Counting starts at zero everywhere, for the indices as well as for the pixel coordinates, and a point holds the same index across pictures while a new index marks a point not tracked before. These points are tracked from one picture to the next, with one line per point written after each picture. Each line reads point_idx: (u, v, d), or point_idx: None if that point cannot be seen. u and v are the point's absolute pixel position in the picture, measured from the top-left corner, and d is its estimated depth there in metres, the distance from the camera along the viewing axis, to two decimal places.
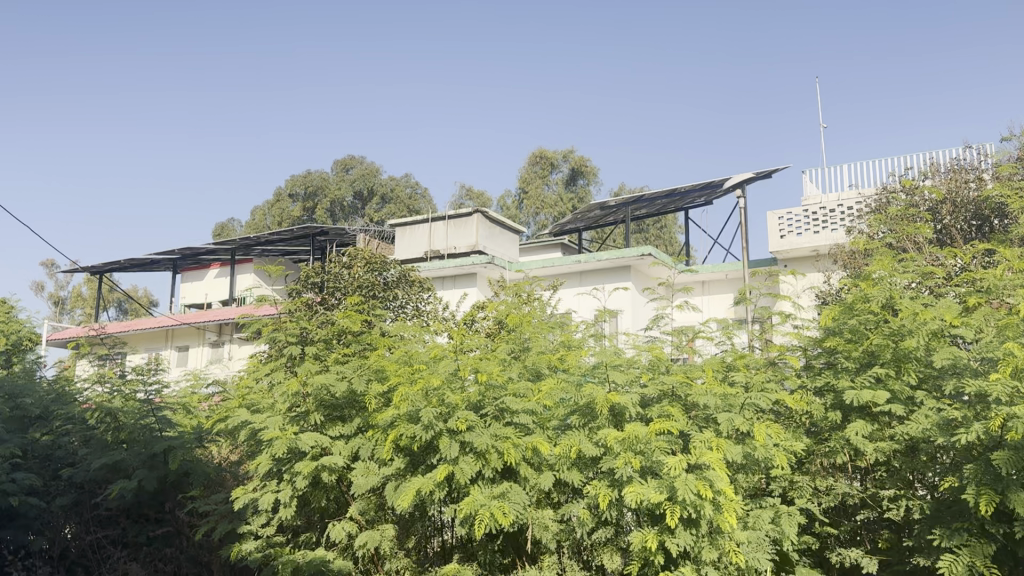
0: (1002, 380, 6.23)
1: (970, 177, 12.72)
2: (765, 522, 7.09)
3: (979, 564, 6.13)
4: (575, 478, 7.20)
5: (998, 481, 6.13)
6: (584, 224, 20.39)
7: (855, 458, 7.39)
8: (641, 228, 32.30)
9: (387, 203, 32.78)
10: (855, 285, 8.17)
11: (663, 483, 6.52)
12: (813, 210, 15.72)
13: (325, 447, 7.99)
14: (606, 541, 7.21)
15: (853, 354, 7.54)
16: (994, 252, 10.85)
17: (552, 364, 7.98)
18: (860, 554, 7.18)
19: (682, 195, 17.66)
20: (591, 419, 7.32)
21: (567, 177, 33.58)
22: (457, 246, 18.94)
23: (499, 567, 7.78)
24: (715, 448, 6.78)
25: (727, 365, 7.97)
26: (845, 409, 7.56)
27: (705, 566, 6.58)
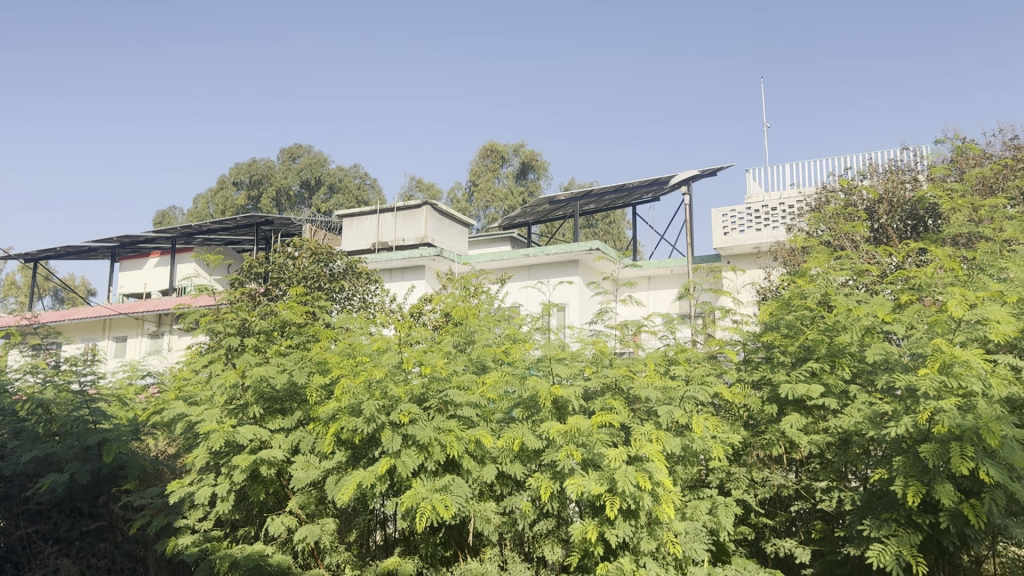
0: (931, 375, 6.39)
1: (905, 178, 13.09)
2: (703, 513, 7.20)
3: (906, 554, 6.31)
4: (518, 471, 7.26)
5: (926, 473, 6.31)
6: (533, 218, 20.44)
7: (791, 451, 7.58)
8: (590, 223, 32.55)
9: (335, 192, 32.40)
10: (792, 281, 8.39)
11: (604, 475, 6.57)
12: (755, 208, 16.01)
13: (265, 440, 7.87)
14: (547, 533, 7.28)
15: (790, 348, 7.77)
16: (926, 251, 11.19)
17: (497, 357, 7.96)
18: (794, 544, 7.36)
19: (629, 191, 17.79)
20: (535, 412, 7.32)
21: (517, 171, 33.65)
22: (405, 238, 18.82)
23: (440, 560, 7.74)
24: (654, 440, 6.84)
25: (669, 359, 8.11)
26: (781, 402, 7.80)
27: (644, 557, 6.65)
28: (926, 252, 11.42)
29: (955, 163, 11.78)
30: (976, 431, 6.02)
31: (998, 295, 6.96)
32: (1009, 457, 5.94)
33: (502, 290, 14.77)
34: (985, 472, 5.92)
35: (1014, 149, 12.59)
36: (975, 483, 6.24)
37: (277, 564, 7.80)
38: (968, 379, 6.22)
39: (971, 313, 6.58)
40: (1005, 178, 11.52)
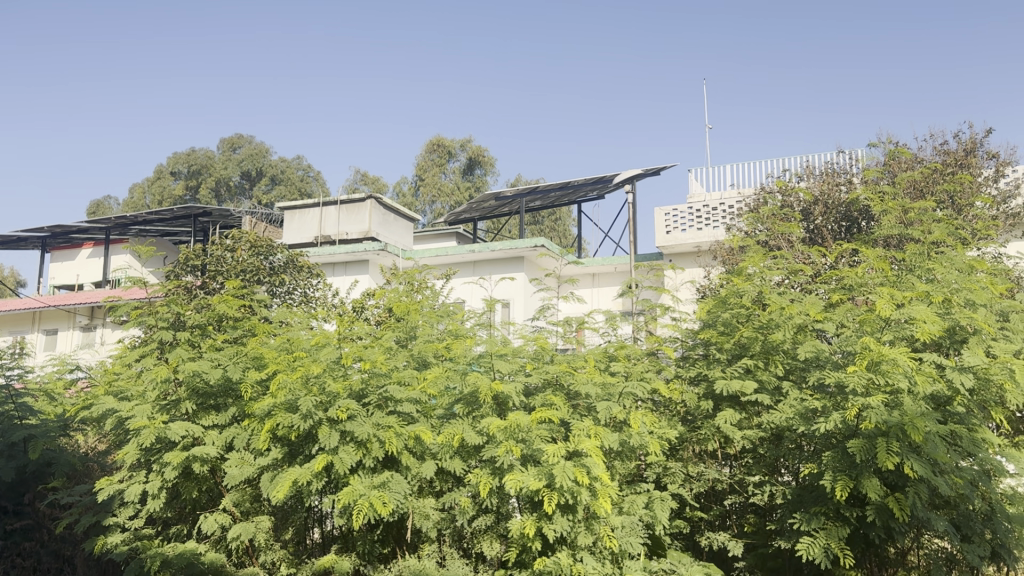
0: (859, 372, 6.56)
1: (840, 180, 13.42)
2: (639, 507, 7.28)
3: (834, 547, 6.47)
4: (457, 467, 7.16)
5: (854, 468, 6.48)
6: (479, 214, 20.39)
7: (725, 446, 7.80)
8: (536, 220, 32.66)
9: (277, 184, 31.89)
10: (729, 279, 8.51)
11: (542, 471, 6.59)
12: (697, 207, 16.26)
13: (198, 436, 7.72)
14: (486, 529, 7.21)
15: (726, 346, 7.92)
16: (858, 252, 11.53)
17: (438, 352, 7.90)
18: (727, 537, 7.50)
19: (575, 188, 17.91)
20: (476, 408, 7.31)
21: (464, 166, 33.61)
22: (349, 232, 18.62)
23: (378, 557, 7.68)
24: (593, 436, 6.90)
25: (609, 356, 8.16)
26: (716, 398, 7.94)
27: (580, 551, 6.68)
28: (856, 253, 11.74)
29: (887, 167, 12.13)
30: (901, 427, 6.20)
31: (924, 294, 7.17)
32: (933, 452, 6.11)
33: (446, 286, 14.76)
34: (909, 467, 6.07)
35: (943, 154, 13.01)
36: (900, 477, 6.42)
37: (211, 562, 7.66)
38: (894, 377, 6.39)
39: (898, 313, 6.77)
40: (934, 181, 11.90)
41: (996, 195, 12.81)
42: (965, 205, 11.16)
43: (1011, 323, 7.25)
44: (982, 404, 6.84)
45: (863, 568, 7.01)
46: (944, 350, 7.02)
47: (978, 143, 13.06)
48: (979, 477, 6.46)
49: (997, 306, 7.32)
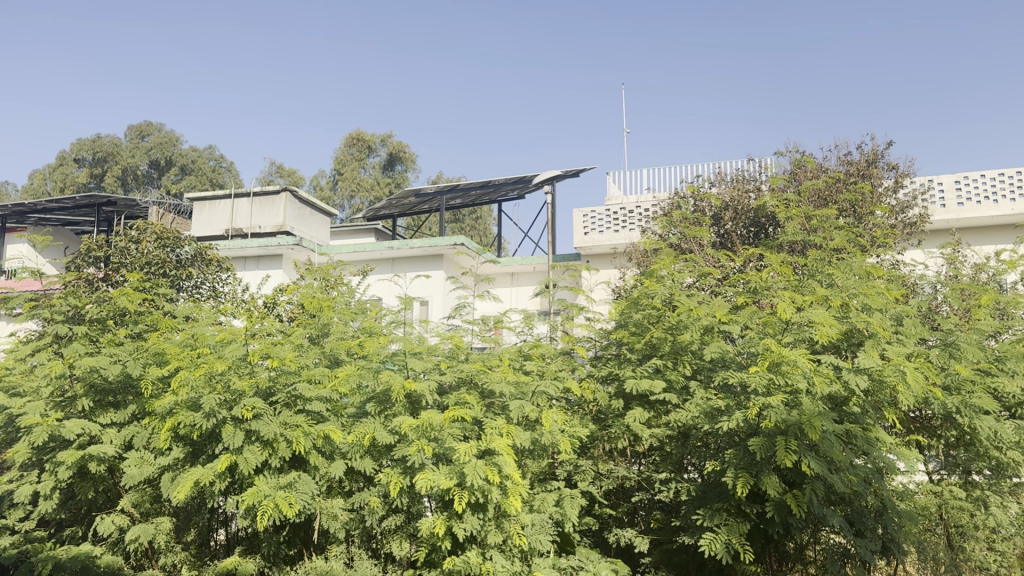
0: (760, 372, 6.79)
1: (749, 187, 13.87)
2: (549, 505, 7.34)
3: (735, 542, 6.64)
4: (367, 467, 7.05)
5: (754, 466, 6.68)
6: (398, 210, 20.22)
7: (634, 444, 7.96)
8: (455, 217, 32.61)
9: (188, 174, 30.90)
10: (641, 281, 8.67)
11: (453, 469, 6.54)
12: (614, 209, 16.53)
13: (94, 435, 7.44)
14: (396, 528, 7.16)
15: (637, 346, 8.09)
16: (763, 257, 11.95)
17: (351, 350, 7.77)
18: (634, 534, 7.65)
19: (495, 187, 17.99)
20: (388, 407, 7.21)
21: (384, 161, 33.39)
22: (262, 225, 18.19)
23: (283, 558, 7.56)
24: (505, 434, 6.88)
25: (523, 355, 8.22)
26: (626, 397, 8.07)
27: (490, 549, 6.68)
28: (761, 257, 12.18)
29: (794, 175, 12.62)
30: (799, 426, 6.41)
31: (824, 298, 7.44)
32: (829, 450, 6.35)
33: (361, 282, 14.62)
34: (806, 464, 6.30)
35: (847, 164, 13.59)
36: (798, 475, 6.65)
37: (107, 565, 7.38)
38: (794, 377, 6.64)
39: (798, 315, 7.04)
40: (837, 189, 12.41)
41: (895, 205, 13.47)
42: (863, 213, 11.70)
43: (904, 327, 7.48)
44: (876, 404, 7.13)
45: (763, 563, 7.30)
46: (841, 352, 7.31)
47: (879, 155, 13.69)
48: (872, 475, 6.71)
49: (892, 310, 7.63)
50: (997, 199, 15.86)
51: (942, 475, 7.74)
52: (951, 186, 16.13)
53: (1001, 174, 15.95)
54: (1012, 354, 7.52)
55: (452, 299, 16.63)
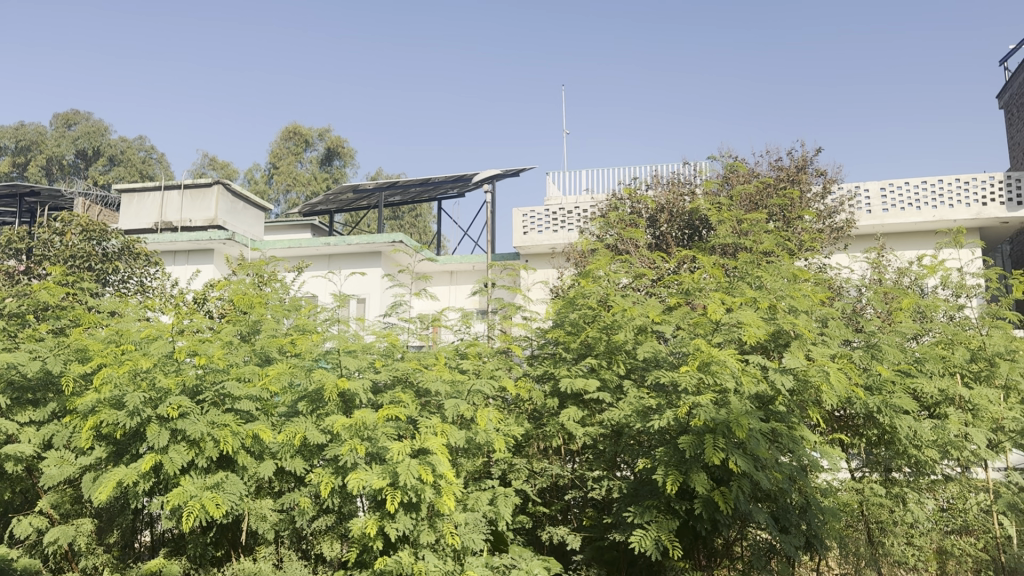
0: (690, 372, 6.94)
1: (685, 190, 14.16)
2: (483, 503, 7.28)
3: (664, 539, 6.73)
4: (298, 467, 6.90)
5: (684, 464, 6.78)
6: (335, 206, 19.96)
7: (568, 442, 8.02)
8: (395, 215, 32.46)
9: (116, 164, 29.97)
10: (578, 281, 8.74)
11: (386, 469, 6.46)
12: (553, 209, 16.67)
13: (11, 433, 7.18)
14: (327, 529, 7.10)
15: (572, 345, 8.16)
16: (693, 260, 12.29)
17: (282, 348, 7.62)
18: (566, 531, 7.70)
19: (435, 185, 17.96)
20: (320, 405, 7.03)
21: (322, 156, 33.10)
22: (192, 218, 17.79)
23: (210, 560, 7.41)
24: (439, 433, 6.81)
25: (460, 353, 8.19)
26: (561, 396, 8.13)
27: (422, 549, 6.61)
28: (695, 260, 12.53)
29: (727, 179, 12.96)
30: (727, 424, 6.54)
31: (752, 300, 7.62)
32: (755, 448, 6.49)
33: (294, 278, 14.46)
34: (733, 462, 6.45)
35: (777, 170, 13.95)
36: (725, 472, 6.80)
37: (24, 568, 7.19)
38: (722, 377, 6.79)
39: (728, 316, 7.20)
40: (767, 195, 12.88)
41: (822, 210, 13.91)
42: (793, 219, 12.09)
43: (829, 328, 7.70)
44: (801, 404, 7.32)
45: (691, 559, 7.37)
46: (769, 353, 7.48)
47: (809, 162, 14.11)
48: (797, 472, 6.90)
49: (817, 312, 7.84)
50: (920, 206, 16.48)
51: (864, 473, 7.94)
52: (877, 193, 16.79)
53: (924, 182, 16.57)
54: (931, 355, 7.73)
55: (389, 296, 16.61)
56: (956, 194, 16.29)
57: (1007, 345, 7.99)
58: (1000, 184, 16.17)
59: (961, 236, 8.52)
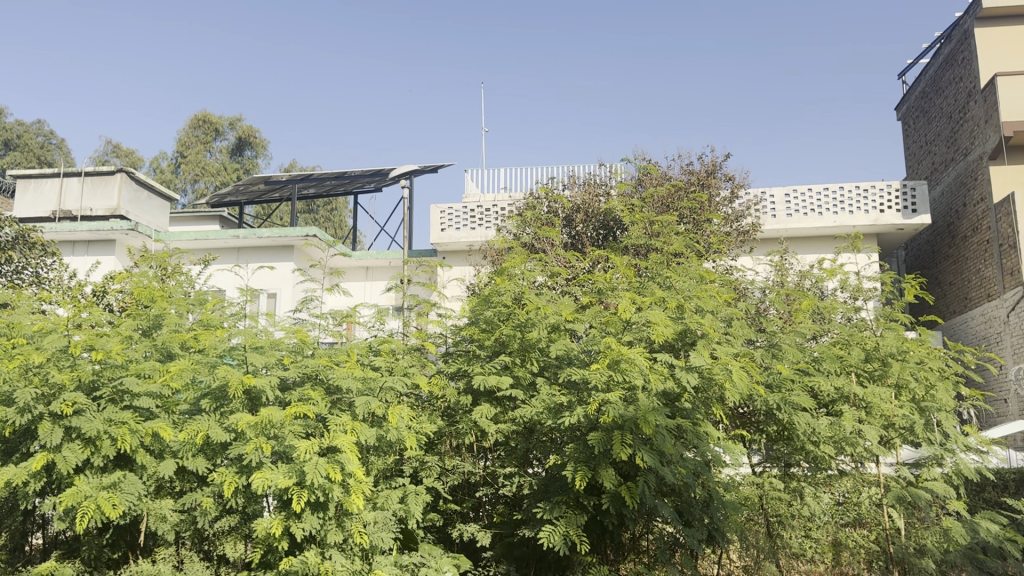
0: (600, 369, 7.02)
1: (600, 191, 14.43)
2: (393, 502, 7.17)
3: (572, 534, 6.82)
4: (200, 466, 6.69)
5: (592, 459, 6.85)
6: (246, 198, 19.41)
7: (481, 439, 8.01)
8: (310, 208, 31.97)
9: (12, 149, 28.49)
10: (493, 278, 8.72)
11: (293, 468, 6.24)
12: (470, 206, 16.77)
13: None
14: (230, 530, 6.92)
15: (486, 343, 8.15)
16: (604, 259, 12.57)
17: (185, 343, 7.38)
18: (477, 528, 7.72)
19: (351, 179, 17.75)
20: (224, 403, 6.76)
21: (233, 146, 32.28)
22: (93, 207, 17.07)
23: (105, 563, 7.16)
24: (349, 431, 6.54)
25: (372, 350, 8.05)
26: (474, 393, 8.12)
27: (329, 549, 6.44)
28: (606, 260, 12.84)
29: (640, 181, 13.31)
30: (635, 421, 6.64)
31: (661, 299, 7.79)
32: (661, 444, 6.64)
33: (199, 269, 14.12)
34: (640, 458, 6.56)
35: (688, 173, 14.36)
36: (632, 467, 6.92)
37: None
38: (631, 374, 6.92)
39: (638, 315, 7.35)
40: (678, 198, 13.30)
41: (730, 214, 14.38)
42: (701, 221, 12.50)
43: (733, 328, 7.93)
44: (706, 400, 7.54)
45: (598, 553, 7.53)
46: (677, 351, 7.65)
47: (718, 166, 14.55)
48: (700, 467, 7.08)
49: (723, 312, 8.06)
50: (821, 211, 17.22)
51: (765, 468, 8.22)
52: (781, 199, 17.42)
53: (826, 189, 17.31)
54: (828, 355, 8.08)
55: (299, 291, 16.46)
56: (855, 201, 17.12)
57: (899, 345, 8.29)
58: (895, 192, 17.07)
59: (858, 240, 8.83)
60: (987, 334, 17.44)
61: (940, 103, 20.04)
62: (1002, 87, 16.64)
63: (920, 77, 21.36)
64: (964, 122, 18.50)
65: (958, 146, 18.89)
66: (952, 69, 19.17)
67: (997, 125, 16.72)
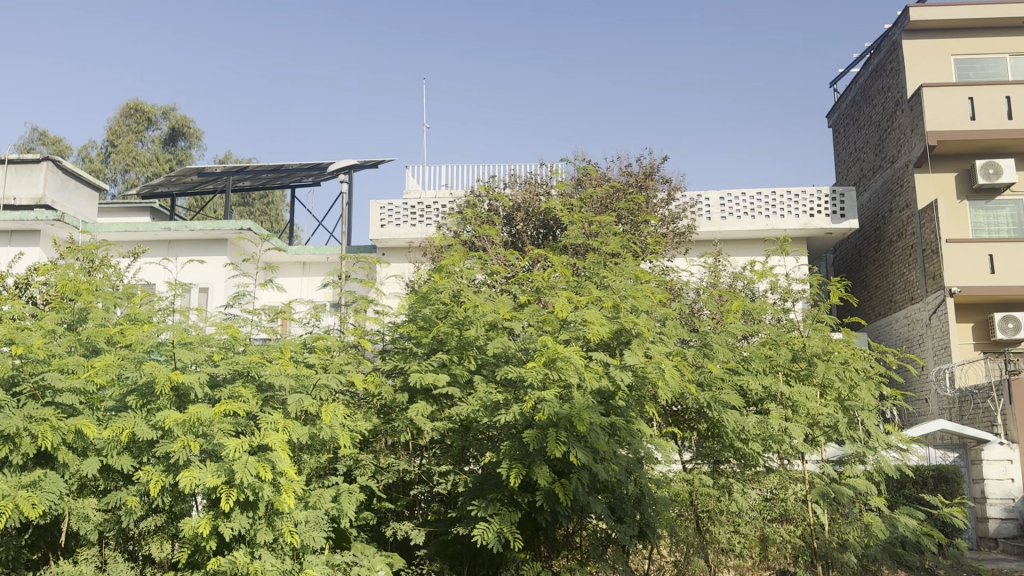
0: (536, 367, 7.04)
1: (540, 191, 14.56)
2: (326, 500, 7.08)
3: (506, 531, 6.84)
4: (125, 465, 6.51)
5: (527, 457, 6.89)
6: (178, 189, 18.94)
7: (416, 437, 7.99)
8: (245, 200, 31.46)
9: None
10: (431, 275, 8.70)
11: (222, 466, 6.10)
12: (411, 203, 16.70)
13: None
14: (156, 530, 6.77)
15: (423, 340, 8.12)
16: (541, 259, 12.73)
17: (111, 338, 7.17)
18: (411, 527, 7.70)
19: (289, 172, 17.49)
20: (151, 400, 6.58)
21: (166, 136, 31.49)
22: (17, 196, 16.44)
23: (24, 563, 6.97)
24: (281, 429, 6.41)
25: (306, 347, 7.95)
26: (411, 391, 8.07)
27: (259, 548, 6.32)
28: (543, 260, 13.00)
29: (580, 181, 13.49)
30: (569, 418, 6.71)
31: (597, 299, 7.88)
32: (595, 441, 6.71)
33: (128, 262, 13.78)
34: (574, 455, 6.62)
35: (627, 175, 14.58)
36: (566, 465, 6.98)
37: None
38: (567, 372, 6.96)
39: (574, 314, 7.41)
40: (616, 199, 13.55)
41: (666, 216, 14.65)
42: (638, 223, 12.75)
43: (667, 328, 8.08)
44: (640, 399, 7.68)
45: (532, 550, 7.57)
46: (612, 350, 7.75)
47: (656, 169, 14.81)
48: (633, 464, 7.18)
49: (657, 312, 8.20)
50: (754, 215, 17.64)
51: (695, 464, 8.43)
52: (716, 202, 17.79)
53: (759, 193, 17.74)
54: (757, 354, 8.35)
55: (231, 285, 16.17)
56: (787, 205, 17.58)
57: (824, 346, 8.54)
58: (825, 197, 17.61)
59: (788, 242, 9.07)
60: (910, 336, 18.11)
61: (870, 111, 20.72)
62: (927, 98, 17.32)
63: (851, 85, 22.03)
64: (892, 131, 19.17)
65: (885, 154, 19.56)
66: (882, 79, 19.83)
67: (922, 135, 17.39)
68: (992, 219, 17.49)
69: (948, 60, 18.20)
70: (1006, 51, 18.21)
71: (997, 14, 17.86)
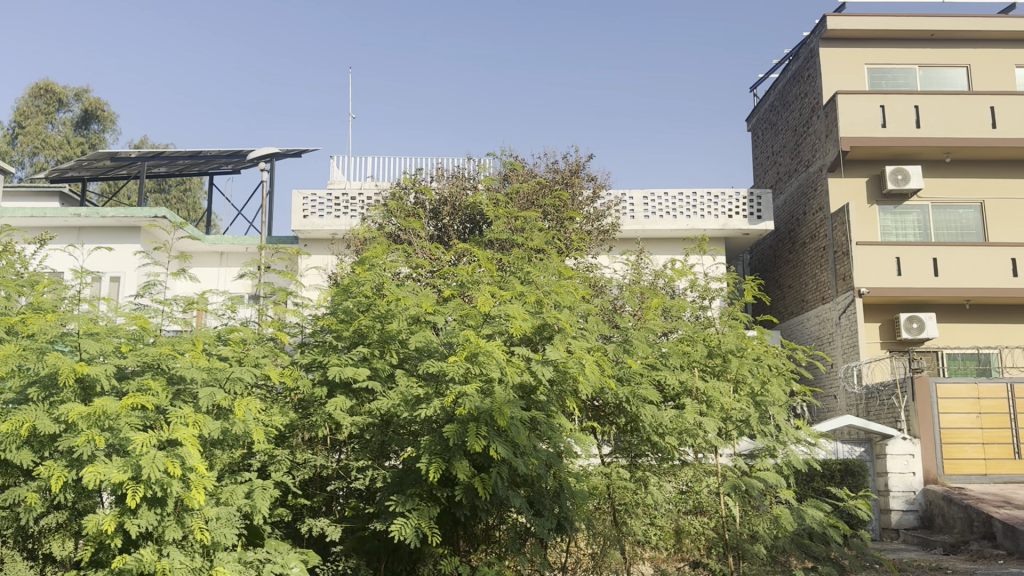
0: (458, 361, 7.00)
1: (467, 184, 14.59)
2: (239, 496, 6.90)
3: (424, 526, 6.79)
4: (24, 459, 6.24)
5: (447, 451, 6.86)
6: (89, 173, 18.22)
7: (334, 431, 7.88)
8: (161, 187, 30.55)
9: None
10: (353, 267, 8.59)
11: (128, 462, 5.87)
12: (336, 194, 16.50)
13: None
14: (57, 527, 6.53)
15: (344, 334, 8.01)
16: (465, 252, 12.80)
17: (12, 328, 6.85)
18: (327, 523, 7.61)
19: (207, 158, 17.01)
20: (54, 392, 6.32)
21: (78, 119, 30.27)
22: None
23: None
24: (192, 424, 6.23)
25: (220, 339, 7.75)
26: (330, 384, 7.94)
27: (167, 546, 6.12)
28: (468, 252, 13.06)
29: (506, 177, 13.58)
30: (490, 413, 6.71)
31: (520, 294, 7.91)
32: (515, 436, 6.73)
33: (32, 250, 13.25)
34: (494, 449, 6.61)
35: (553, 171, 14.71)
36: (486, 459, 6.98)
37: None
38: (489, 366, 6.94)
39: (496, 309, 7.40)
40: (542, 195, 13.69)
41: (590, 213, 14.83)
42: (561, 219, 12.95)
43: (588, 323, 8.17)
44: (561, 394, 7.75)
45: (451, 545, 7.59)
46: (534, 344, 7.83)
47: (582, 167, 14.99)
48: (552, 458, 7.24)
49: (579, 308, 8.30)
50: (676, 215, 18.05)
51: (614, 458, 8.60)
52: (640, 201, 18.12)
53: (681, 194, 18.15)
54: (675, 351, 8.55)
55: (142, 274, 15.59)
56: (708, 206, 18.02)
57: (739, 343, 8.77)
58: (744, 199, 18.13)
59: (705, 241, 9.26)
60: (821, 334, 18.82)
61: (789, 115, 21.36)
62: (842, 104, 18.00)
63: (772, 90, 22.67)
64: (809, 136, 19.82)
65: (802, 158, 20.21)
66: (800, 85, 20.45)
67: (837, 141, 18.04)
68: (900, 223, 18.30)
69: (861, 68, 18.94)
70: (916, 62, 19.02)
71: (908, 26, 18.65)
